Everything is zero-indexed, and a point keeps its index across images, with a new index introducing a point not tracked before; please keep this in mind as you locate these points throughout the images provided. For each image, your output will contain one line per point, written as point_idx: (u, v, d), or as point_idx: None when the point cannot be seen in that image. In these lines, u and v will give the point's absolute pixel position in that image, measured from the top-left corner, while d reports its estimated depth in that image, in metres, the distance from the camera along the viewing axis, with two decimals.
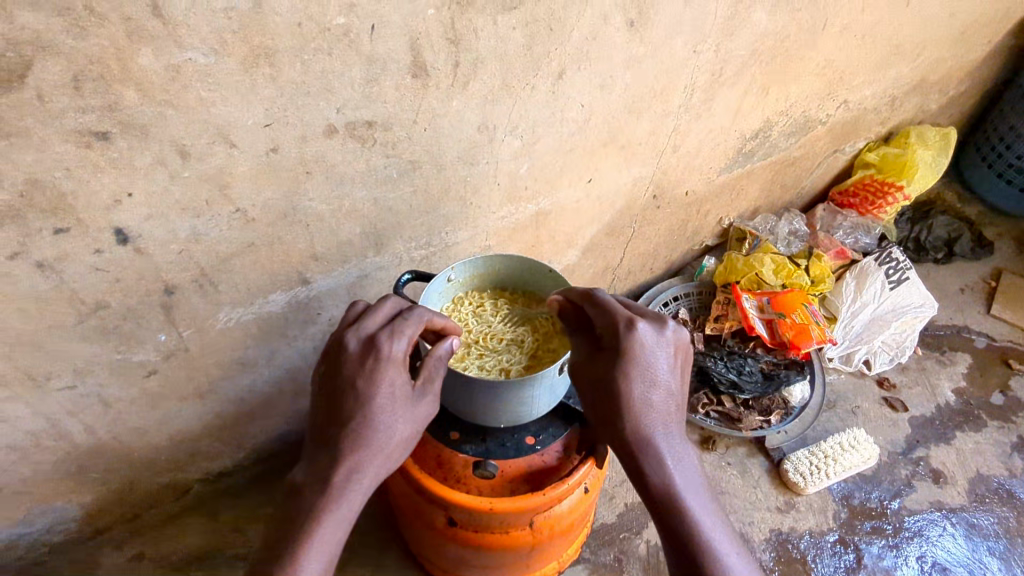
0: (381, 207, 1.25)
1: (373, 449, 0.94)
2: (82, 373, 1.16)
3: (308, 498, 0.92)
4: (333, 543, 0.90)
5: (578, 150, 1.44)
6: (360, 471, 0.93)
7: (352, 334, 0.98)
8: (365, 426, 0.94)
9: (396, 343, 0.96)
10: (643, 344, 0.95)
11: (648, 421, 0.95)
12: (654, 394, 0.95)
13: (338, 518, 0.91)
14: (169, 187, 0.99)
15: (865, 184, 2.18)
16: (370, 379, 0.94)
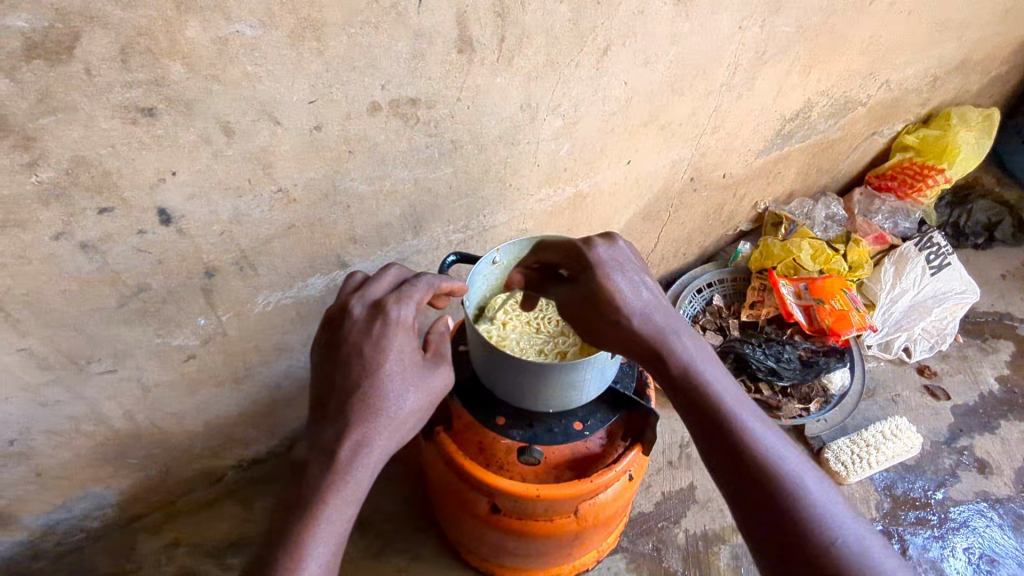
0: (421, 188, 1.22)
1: (380, 421, 0.90)
2: (122, 357, 1.14)
3: (314, 475, 0.88)
4: (342, 524, 0.87)
5: (619, 131, 1.41)
6: (367, 444, 0.89)
7: (358, 300, 0.96)
8: (372, 397, 0.90)
9: (404, 308, 0.94)
10: (607, 255, 1.00)
11: (643, 316, 0.97)
12: (640, 299, 0.98)
13: (347, 496, 0.88)
14: (212, 165, 0.97)
15: (904, 167, 2.13)
16: (378, 345, 0.92)
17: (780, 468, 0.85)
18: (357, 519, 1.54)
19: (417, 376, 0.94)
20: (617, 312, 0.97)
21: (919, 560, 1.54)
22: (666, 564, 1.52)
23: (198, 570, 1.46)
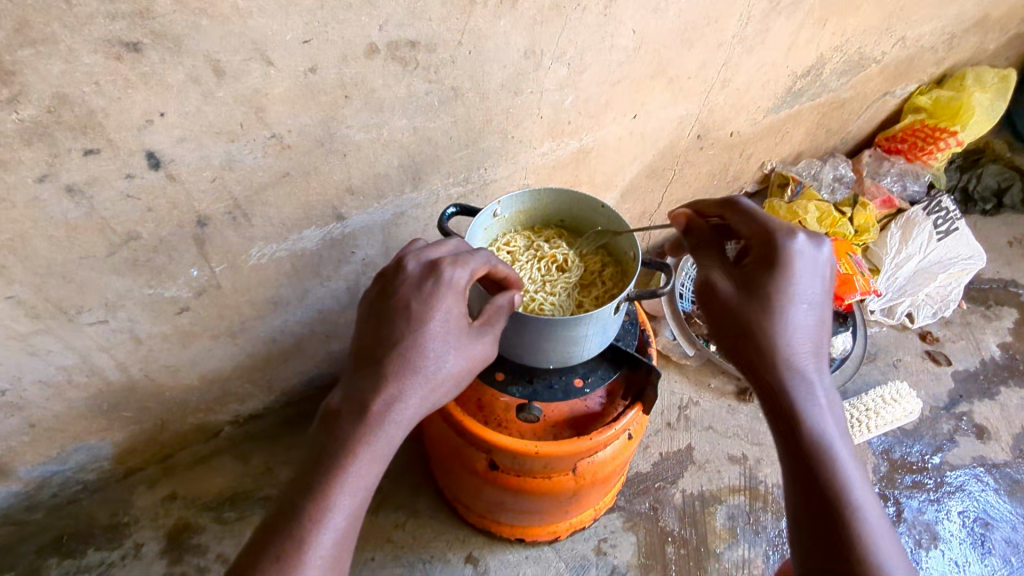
0: (420, 138, 1.18)
1: (416, 381, 0.87)
2: (113, 307, 1.12)
3: (343, 425, 0.85)
4: (369, 481, 0.84)
5: (625, 83, 1.36)
6: (403, 402, 0.86)
7: (413, 257, 0.93)
8: (413, 354, 0.87)
9: (458, 271, 0.90)
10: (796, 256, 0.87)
11: (785, 343, 0.86)
12: (804, 312, 0.87)
13: (375, 452, 0.84)
14: (202, 107, 0.93)
15: (914, 130, 2.07)
16: (427, 304, 0.88)
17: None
18: None
19: (461, 342, 0.90)
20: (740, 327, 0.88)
21: (913, 522, 1.55)
22: (662, 523, 1.52)
23: (196, 523, 1.47)
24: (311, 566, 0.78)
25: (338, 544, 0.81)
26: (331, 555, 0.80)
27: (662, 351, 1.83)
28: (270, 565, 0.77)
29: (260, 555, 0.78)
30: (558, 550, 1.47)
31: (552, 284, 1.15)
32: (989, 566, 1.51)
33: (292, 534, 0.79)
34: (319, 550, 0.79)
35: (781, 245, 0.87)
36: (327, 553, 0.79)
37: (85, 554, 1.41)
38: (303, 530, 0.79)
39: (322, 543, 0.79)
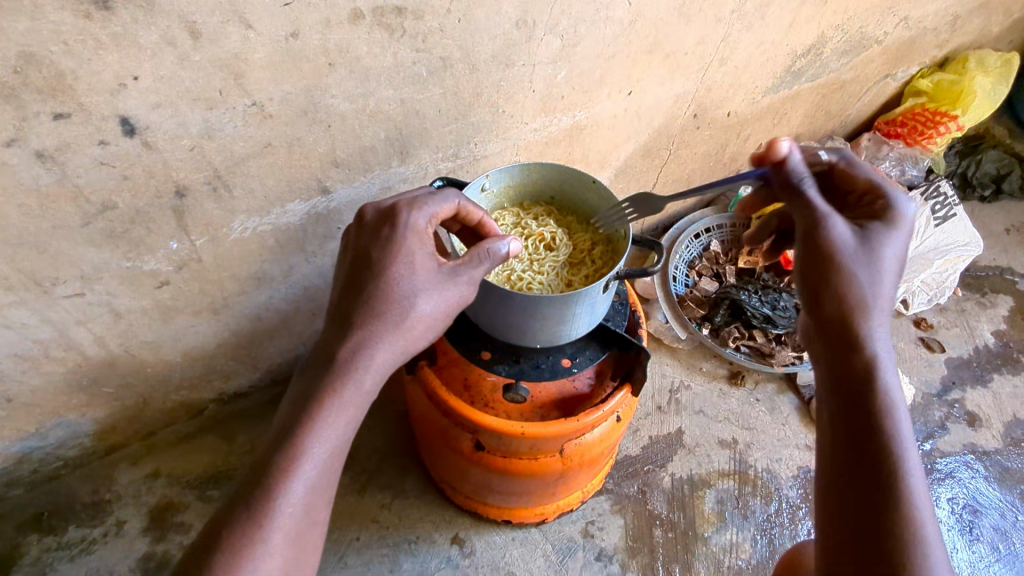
0: (408, 110, 1.14)
1: (379, 323, 0.85)
2: (90, 280, 1.09)
3: (310, 375, 0.85)
4: (341, 431, 0.83)
5: (620, 58, 1.33)
6: (369, 347, 0.84)
7: (371, 209, 0.94)
8: (375, 300, 0.85)
9: (415, 213, 0.90)
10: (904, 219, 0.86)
11: (874, 299, 0.83)
12: (893, 273, 0.85)
13: (340, 398, 0.82)
14: (178, 71, 0.89)
15: (915, 114, 2.04)
16: (386, 249, 0.88)
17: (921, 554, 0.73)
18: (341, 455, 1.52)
19: (431, 283, 0.87)
20: (844, 274, 0.83)
21: None
22: (650, 506, 1.51)
23: (179, 501, 1.45)
24: (281, 515, 0.77)
25: (312, 493, 0.80)
26: (303, 504, 0.79)
27: (654, 334, 1.81)
28: (239, 516, 0.77)
29: (233, 507, 0.78)
30: (545, 532, 1.46)
31: (541, 263, 1.12)
32: (977, 553, 1.50)
33: (262, 484, 0.78)
34: (289, 499, 0.78)
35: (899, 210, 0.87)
36: (298, 501, 0.79)
37: (66, 530, 1.39)
38: (271, 480, 0.78)
39: (293, 492, 0.78)
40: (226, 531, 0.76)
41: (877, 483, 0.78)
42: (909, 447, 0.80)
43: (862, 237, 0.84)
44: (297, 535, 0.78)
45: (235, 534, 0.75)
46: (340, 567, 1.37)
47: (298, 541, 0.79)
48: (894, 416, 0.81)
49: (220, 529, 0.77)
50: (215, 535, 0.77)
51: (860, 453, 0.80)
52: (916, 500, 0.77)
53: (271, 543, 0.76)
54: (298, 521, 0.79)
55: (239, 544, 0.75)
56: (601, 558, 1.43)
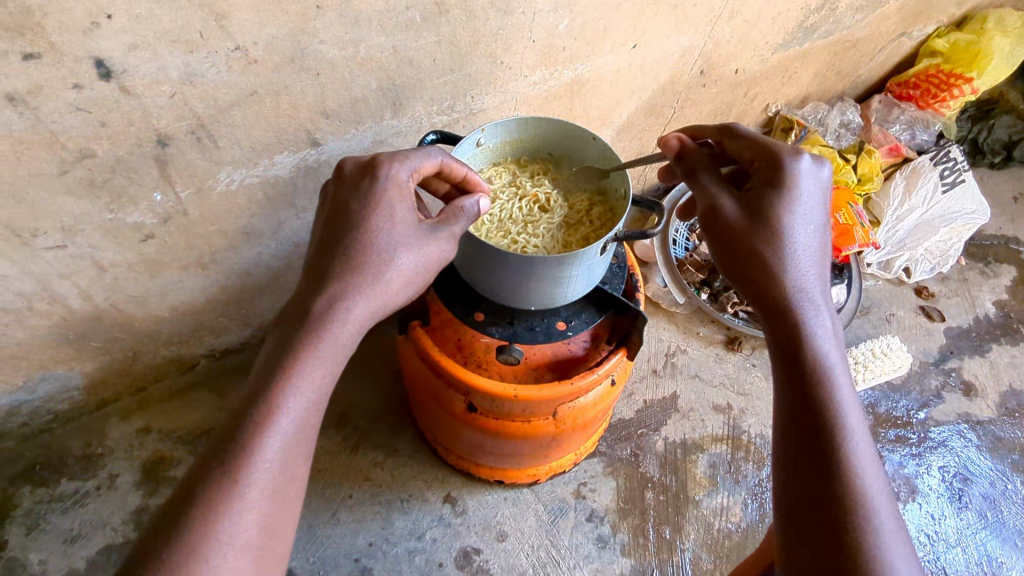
0: (401, 58, 1.09)
1: (363, 279, 0.82)
2: (72, 232, 1.06)
3: (288, 328, 0.81)
4: (319, 385, 0.79)
5: (626, 7, 1.26)
6: (346, 300, 0.81)
7: (350, 161, 0.90)
8: (355, 253, 0.83)
9: (396, 167, 0.86)
10: (797, 177, 0.85)
11: (778, 264, 0.84)
12: (795, 233, 0.84)
13: (319, 353, 0.79)
14: (154, 11, 0.84)
15: (929, 75, 1.98)
16: (366, 201, 0.85)
17: (874, 497, 0.73)
18: (334, 414, 1.51)
19: (411, 239, 0.86)
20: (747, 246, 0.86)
21: (893, 476, 1.55)
22: (643, 469, 1.52)
23: (171, 456, 1.44)
24: (260, 468, 0.73)
25: (290, 447, 0.76)
26: (281, 458, 0.75)
27: (651, 298, 1.78)
28: (214, 470, 0.72)
29: (204, 462, 0.73)
30: (537, 492, 1.46)
31: (537, 226, 1.08)
32: (966, 520, 1.51)
33: (235, 439, 0.74)
34: (267, 453, 0.74)
35: (794, 168, 0.85)
36: (276, 455, 0.74)
37: (58, 483, 1.38)
38: (247, 433, 0.74)
39: (269, 447, 0.74)
40: (201, 484, 0.71)
41: (816, 441, 0.77)
42: (839, 405, 0.78)
43: (760, 206, 0.85)
44: (274, 491, 0.74)
45: (210, 490, 0.71)
46: (333, 524, 1.38)
47: (278, 497, 0.74)
48: (828, 364, 0.81)
49: (192, 487, 0.72)
50: (186, 490, 0.72)
51: (798, 415, 0.80)
52: (850, 456, 0.75)
53: (247, 497, 0.71)
54: (275, 477, 0.74)
55: (215, 497, 0.70)
56: (593, 519, 1.44)
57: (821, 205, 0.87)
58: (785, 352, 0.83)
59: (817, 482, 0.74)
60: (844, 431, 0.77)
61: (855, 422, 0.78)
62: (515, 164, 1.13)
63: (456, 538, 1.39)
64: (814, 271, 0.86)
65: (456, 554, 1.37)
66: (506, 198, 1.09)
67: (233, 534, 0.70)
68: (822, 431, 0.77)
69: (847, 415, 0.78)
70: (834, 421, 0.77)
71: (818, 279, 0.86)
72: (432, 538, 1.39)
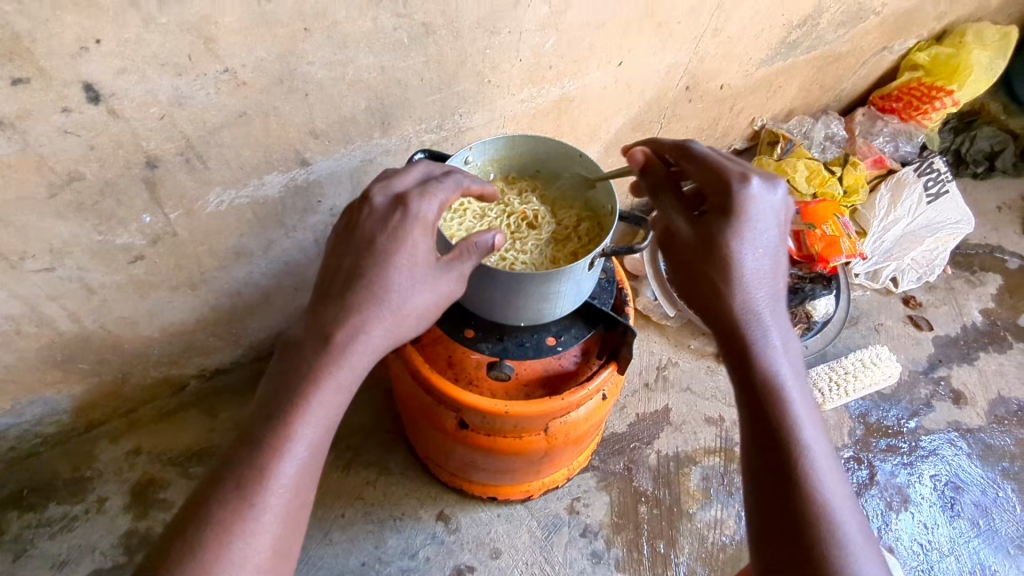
0: (389, 79, 1.10)
1: (382, 313, 0.82)
2: (60, 255, 1.05)
3: (306, 353, 0.80)
4: (333, 413, 0.80)
5: (611, 26, 1.28)
6: (366, 330, 0.81)
7: (378, 192, 0.86)
8: (378, 286, 0.82)
9: (426, 204, 0.84)
10: (745, 202, 0.84)
11: (731, 293, 0.84)
12: (746, 259, 0.84)
13: (338, 381, 0.79)
14: (143, 35, 0.85)
15: (911, 88, 2.01)
16: (390, 236, 0.83)
17: (836, 521, 0.74)
18: None
19: (427, 275, 0.84)
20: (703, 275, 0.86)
21: (885, 485, 1.56)
22: (636, 482, 1.51)
23: (161, 478, 1.43)
24: (274, 493, 0.73)
25: (303, 472, 0.76)
26: (295, 483, 0.75)
27: (642, 311, 1.79)
28: (230, 493, 0.72)
29: (218, 485, 0.73)
30: (531, 508, 1.45)
31: (524, 242, 1.08)
32: (958, 529, 1.52)
33: (250, 464, 0.74)
34: (280, 479, 0.74)
35: (744, 192, 0.84)
36: (291, 480, 0.75)
37: (46, 507, 1.37)
38: (264, 458, 0.74)
39: (284, 472, 0.74)
40: (214, 507, 0.71)
41: (778, 467, 0.78)
42: (799, 430, 0.79)
43: (710, 235, 0.85)
44: (287, 516, 0.74)
45: (224, 513, 0.71)
46: (325, 544, 1.37)
47: (290, 521, 0.75)
48: (786, 389, 0.82)
49: (204, 510, 0.72)
50: (197, 513, 0.72)
51: (760, 441, 0.81)
52: (811, 481, 0.76)
53: (261, 521, 0.72)
54: (288, 502, 0.75)
55: (228, 521, 0.71)
56: (587, 534, 1.43)
57: (774, 227, 0.86)
58: (744, 379, 0.84)
59: (779, 508, 0.76)
60: (805, 456, 0.78)
61: (816, 444, 0.79)
62: (504, 181, 1.14)
63: (449, 556, 1.38)
64: (769, 293, 0.86)
65: (450, 572, 1.36)
66: (493, 216, 1.10)
67: (244, 556, 0.70)
68: (783, 457, 0.78)
69: (807, 439, 0.79)
70: (796, 446, 0.78)
71: (773, 301, 0.86)
72: (426, 557, 1.38)
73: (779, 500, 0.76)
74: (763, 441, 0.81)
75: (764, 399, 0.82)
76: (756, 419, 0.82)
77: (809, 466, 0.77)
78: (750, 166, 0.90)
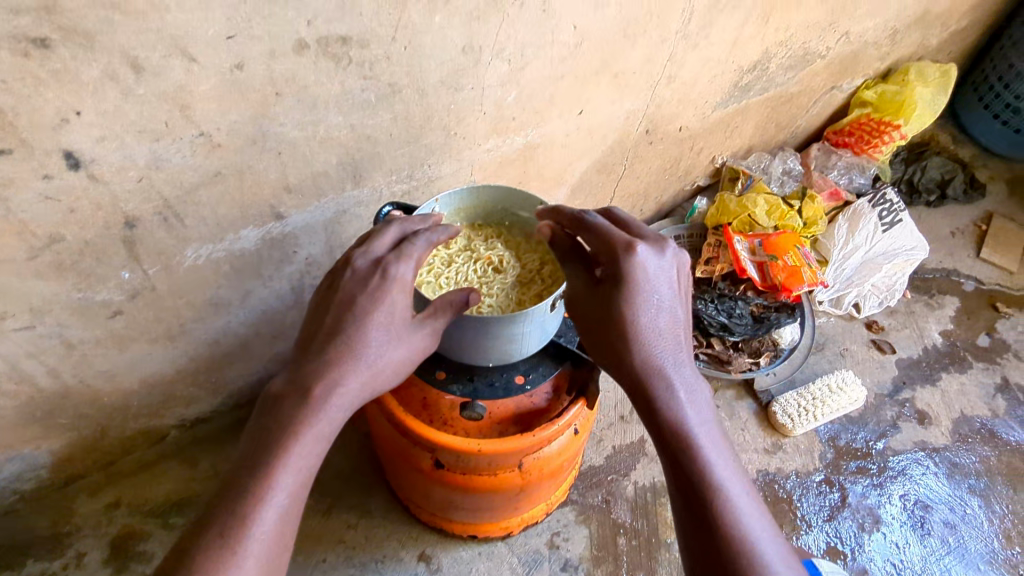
0: (359, 136, 1.16)
1: (361, 368, 0.86)
2: (40, 313, 1.08)
3: (287, 405, 0.83)
4: (312, 462, 0.82)
5: (569, 78, 1.36)
6: (345, 383, 0.84)
7: (360, 256, 0.91)
8: (356, 342, 0.85)
9: (404, 266, 0.88)
10: (635, 269, 0.89)
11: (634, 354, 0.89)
12: (644, 321, 0.89)
13: (317, 432, 0.82)
14: (122, 106, 0.90)
15: (861, 124, 2.13)
16: (370, 298, 0.87)
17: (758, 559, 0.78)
18: None
19: (405, 333, 0.89)
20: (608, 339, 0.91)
21: (857, 507, 1.60)
22: (614, 515, 1.54)
23: (141, 530, 1.43)
24: (255, 540, 0.76)
25: (283, 520, 0.79)
26: (275, 531, 0.78)
27: None
28: (213, 543, 0.74)
29: (201, 535, 0.75)
30: (511, 545, 1.47)
31: (489, 286, 1.13)
32: (929, 547, 1.56)
33: (233, 513, 0.76)
34: (262, 526, 0.77)
35: (632, 260, 0.89)
36: (271, 528, 0.77)
37: (24, 565, 1.36)
38: (245, 507, 0.76)
39: (265, 521, 0.77)
40: (196, 556, 0.74)
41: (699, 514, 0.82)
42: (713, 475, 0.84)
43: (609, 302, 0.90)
44: (267, 563, 0.77)
45: (206, 560, 0.73)
46: None
47: (270, 568, 0.77)
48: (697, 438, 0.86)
49: (187, 559, 0.74)
50: (181, 563, 0.74)
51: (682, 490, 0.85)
52: (729, 523, 0.80)
53: (243, 569, 0.74)
54: (268, 549, 0.77)
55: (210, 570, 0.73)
56: (567, 568, 1.45)
57: (666, 287, 0.91)
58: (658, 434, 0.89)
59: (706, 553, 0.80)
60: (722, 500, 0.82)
61: (730, 487, 0.83)
62: (471, 228, 1.19)
63: None
64: (671, 348, 0.90)
65: None
66: (460, 262, 1.15)
67: None
68: (703, 504, 0.82)
69: (721, 483, 0.83)
70: (713, 492, 0.83)
71: (676, 355, 0.90)
72: None
73: (707, 551, 0.80)
74: (686, 494, 0.85)
75: (680, 453, 0.86)
76: (675, 470, 0.86)
77: (725, 509, 0.81)
78: (642, 229, 0.95)
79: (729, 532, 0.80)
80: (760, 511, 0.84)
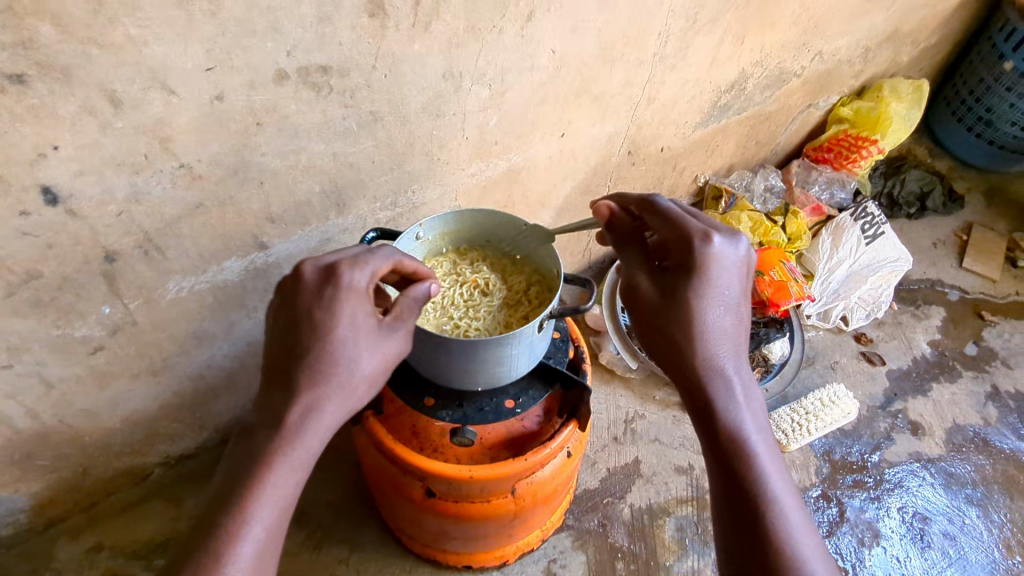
0: (342, 163, 1.16)
1: (333, 389, 0.82)
2: (18, 351, 1.06)
3: (261, 437, 0.81)
4: (289, 493, 0.80)
5: (549, 101, 1.37)
6: (320, 408, 0.81)
7: (309, 265, 0.87)
8: (325, 363, 0.82)
9: (359, 273, 0.85)
10: (710, 262, 0.86)
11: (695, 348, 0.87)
12: (711, 315, 0.87)
13: (293, 462, 0.80)
14: (101, 139, 0.89)
15: (839, 140, 2.16)
16: (328, 309, 0.83)
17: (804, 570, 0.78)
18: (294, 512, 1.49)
19: (372, 340, 0.85)
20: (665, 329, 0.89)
21: (856, 522, 1.58)
22: (611, 539, 1.51)
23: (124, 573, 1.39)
24: None
25: (261, 554, 0.77)
26: (252, 566, 0.76)
27: (606, 366, 1.83)
28: None
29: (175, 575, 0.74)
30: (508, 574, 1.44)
31: (477, 309, 1.14)
32: (930, 560, 1.54)
33: (207, 551, 0.74)
34: (238, 563, 0.75)
35: (707, 251, 0.86)
36: (248, 564, 0.75)
37: None
38: (220, 544, 0.75)
39: (242, 557, 0.75)
40: None
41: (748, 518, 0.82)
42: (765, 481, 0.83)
43: (673, 292, 0.88)
44: None
45: None
46: None
47: None
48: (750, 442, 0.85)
49: None
50: None
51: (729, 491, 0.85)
52: (778, 533, 0.80)
53: None
54: None
55: None
56: None
57: (737, 283, 0.88)
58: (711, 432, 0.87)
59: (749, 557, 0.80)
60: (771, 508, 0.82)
61: (781, 497, 0.83)
62: (456, 251, 1.19)
63: None
64: (732, 349, 0.88)
65: None
66: (447, 285, 1.14)
67: None
68: (750, 509, 0.82)
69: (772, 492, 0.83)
70: (762, 499, 0.82)
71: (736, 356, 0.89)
72: None
73: (753, 554, 0.80)
74: (735, 495, 0.84)
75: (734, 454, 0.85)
76: (726, 471, 0.85)
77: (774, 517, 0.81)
78: (717, 221, 0.92)
79: (779, 540, 0.79)
80: (807, 523, 0.83)
